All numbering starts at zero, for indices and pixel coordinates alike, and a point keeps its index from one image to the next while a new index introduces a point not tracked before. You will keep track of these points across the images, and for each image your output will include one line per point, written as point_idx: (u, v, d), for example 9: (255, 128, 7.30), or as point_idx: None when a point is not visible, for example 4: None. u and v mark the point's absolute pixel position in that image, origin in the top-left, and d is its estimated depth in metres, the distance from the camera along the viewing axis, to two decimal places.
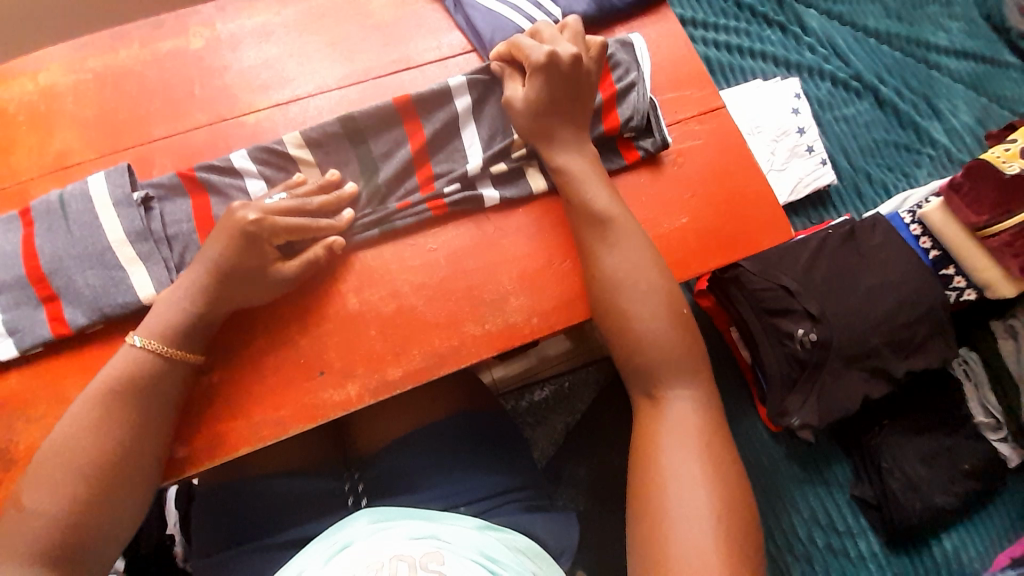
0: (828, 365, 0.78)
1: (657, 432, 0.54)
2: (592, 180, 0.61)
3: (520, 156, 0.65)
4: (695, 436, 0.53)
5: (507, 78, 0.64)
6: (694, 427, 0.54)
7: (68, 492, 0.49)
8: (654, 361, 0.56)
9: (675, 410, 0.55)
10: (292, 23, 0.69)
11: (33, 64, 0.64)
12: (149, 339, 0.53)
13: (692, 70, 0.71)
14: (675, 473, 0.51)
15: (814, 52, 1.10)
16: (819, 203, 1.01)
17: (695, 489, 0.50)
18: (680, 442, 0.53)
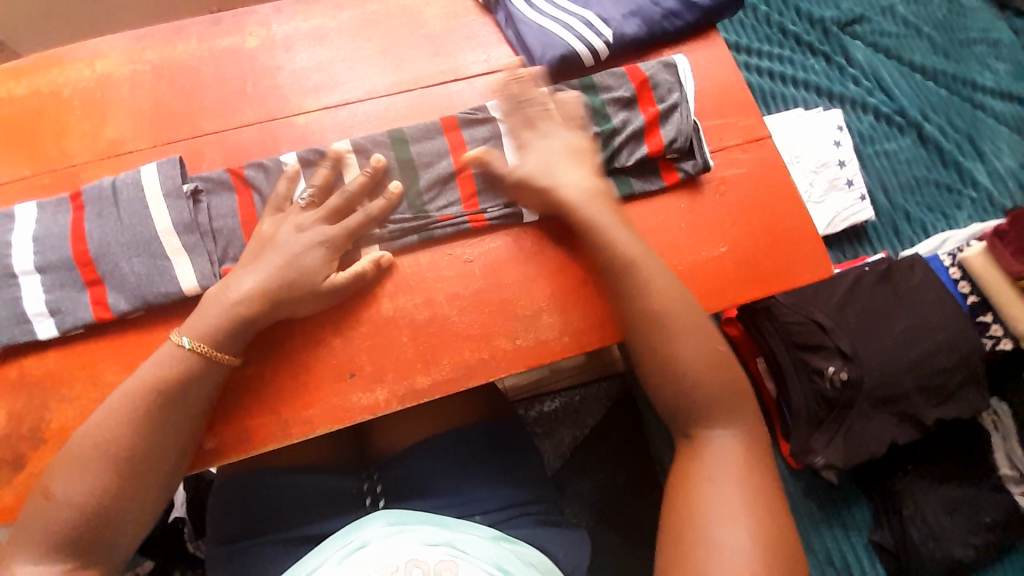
0: (857, 406, 0.77)
1: (701, 470, 0.51)
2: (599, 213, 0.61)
3: None
4: (741, 476, 0.51)
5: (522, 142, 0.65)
6: (738, 464, 0.51)
7: (102, 474, 0.50)
8: (697, 394, 0.55)
9: (721, 447, 0.53)
10: (345, 28, 0.70)
11: (93, 53, 0.66)
12: (197, 342, 0.54)
13: (738, 98, 0.71)
14: (713, 509, 0.49)
15: (857, 84, 1.08)
16: (855, 238, 1.00)
17: (737, 534, 0.47)
18: (722, 477, 0.50)
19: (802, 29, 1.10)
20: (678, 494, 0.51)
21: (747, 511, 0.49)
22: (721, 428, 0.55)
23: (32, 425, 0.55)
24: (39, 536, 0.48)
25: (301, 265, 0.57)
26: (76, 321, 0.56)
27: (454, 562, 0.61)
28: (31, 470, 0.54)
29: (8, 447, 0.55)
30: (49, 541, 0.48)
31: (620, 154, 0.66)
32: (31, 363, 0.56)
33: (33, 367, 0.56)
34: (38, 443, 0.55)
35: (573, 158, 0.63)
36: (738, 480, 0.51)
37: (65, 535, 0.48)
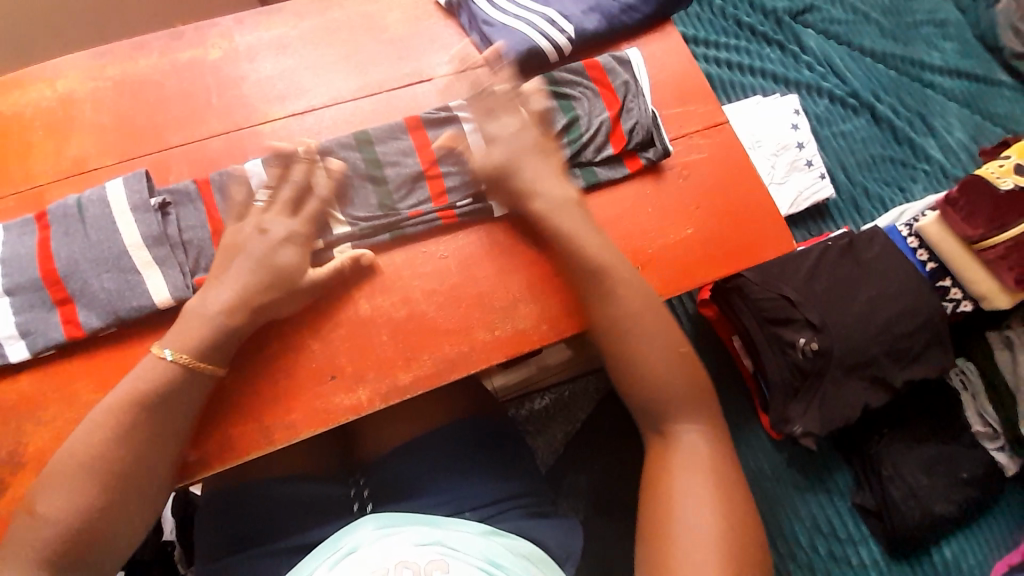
0: (828, 374, 0.80)
1: (669, 460, 0.55)
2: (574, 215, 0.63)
3: None
4: (707, 461, 0.54)
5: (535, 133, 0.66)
6: (704, 450, 0.55)
7: (81, 495, 0.49)
8: (668, 378, 0.57)
9: (686, 437, 0.56)
10: (308, 36, 0.71)
11: (52, 72, 0.66)
12: (181, 352, 0.54)
13: (696, 86, 0.74)
14: (681, 496, 0.52)
15: (812, 70, 1.13)
16: (819, 216, 1.03)
17: (704, 512, 0.51)
18: (688, 465, 0.54)
19: (755, 19, 1.14)
20: (650, 483, 0.55)
21: (712, 489, 0.53)
22: (697, 402, 0.58)
23: (7, 451, 0.54)
24: (20, 561, 0.47)
25: (279, 272, 0.57)
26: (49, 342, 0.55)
27: (445, 562, 0.62)
28: (10, 497, 0.53)
29: None
30: (32, 565, 0.47)
31: (586, 150, 0.68)
32: (2, 387, 0.55)
33: (5, 392, 0.55)
34: (14, 468, 0.54)
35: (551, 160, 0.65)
36: (705, 462, 0.54)
37: (49, 557, 0.48)
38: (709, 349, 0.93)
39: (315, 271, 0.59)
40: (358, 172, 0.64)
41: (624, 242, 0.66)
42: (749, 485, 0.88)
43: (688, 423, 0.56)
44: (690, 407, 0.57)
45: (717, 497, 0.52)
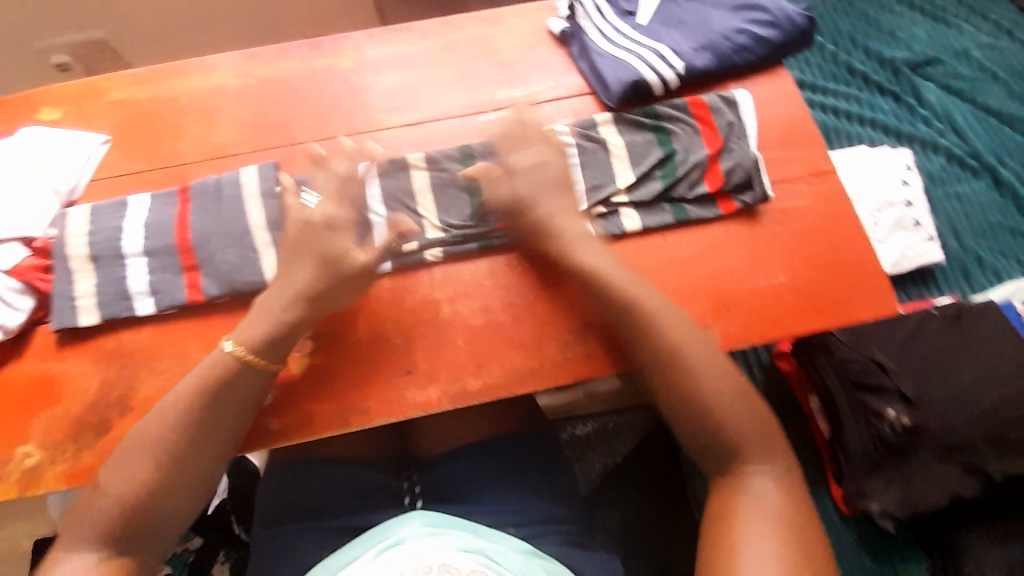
0: (917, 455, 0.74)
1: (741, 511, 0.52)
2: (598, 252, 0.63)
3: (601, 213, 0.67)
4: (783, 519, 0.51)
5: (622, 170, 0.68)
6: (780, 510, 0.52)
7: (160, 451, 0.55)
8: (734, 430, 0.56)
9: (763, 489, 0.53)
10: (428, 54, 0.76)
11: (208, 67, 0.75)
12: (238, 347, 0.57)
13: (803, 132, 0.72)
14: (750, 552, 0.49)
15: (928, 125, 1.06)
16: (921, 280, 0.96)
17: (775, 573, 0.47)
18: (761, 521, 0.51)
19: (870, 68, 1.10)
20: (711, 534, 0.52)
21: (786, 551, 0.49)
22: (769, 458, 0.55)
23: (122, 392, 0.61)
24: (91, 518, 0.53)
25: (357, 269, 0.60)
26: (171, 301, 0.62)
27: (485, 574, 0.61)
28: (117, 433, 0.60)
29: (96, 411, 0.60)
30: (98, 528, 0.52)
31: (680, 185, 0.68)
32: (128, 335, 0.63)
33: (130, 340, 0.62)
34: (124, 409, 0.60)
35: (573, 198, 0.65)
36: (779, 521, 0.51)
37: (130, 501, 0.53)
38: (781, 404, 0.88)
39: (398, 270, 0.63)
40: (455, 182, 0.68)
41: (708, 282, 0.65)
42: None
43: (758, 477, 0.54)
44: (767, 459, 0.55)
45: (793, 558, 0.48)
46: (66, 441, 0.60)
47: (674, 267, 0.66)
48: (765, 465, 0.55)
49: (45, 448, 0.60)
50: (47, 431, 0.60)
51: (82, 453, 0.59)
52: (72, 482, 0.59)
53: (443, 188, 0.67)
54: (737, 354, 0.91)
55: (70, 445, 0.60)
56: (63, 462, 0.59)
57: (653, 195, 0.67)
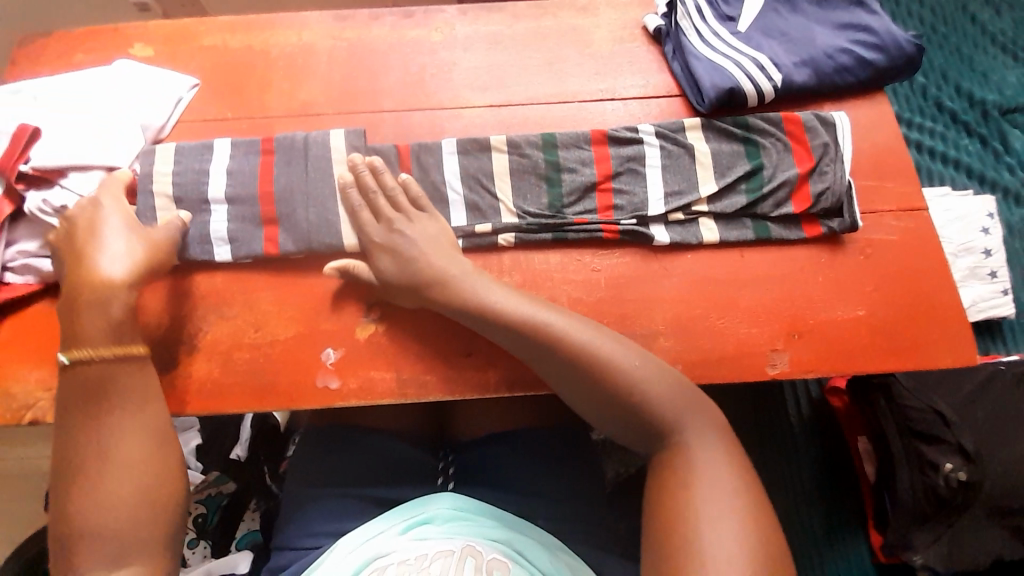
0: (969, 512, 0.71)
1: (685, 481, 0.50)
2: (491, 287, 0.58)
3: (678, 220, 0.66)
4: (732, 478, 0.49)
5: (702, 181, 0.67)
6: (729, 473, 0.50)
7: (104, 437, 0.52)
8: (687, 412, 0.53)
9: (705, 451, 0.51)
10: (519, 36, 0.75)
11: (299, 23, 0.75)
12: (74, 352, 0.54)
13: (899, 163, 0.69)
14: (705, 522, 0.47)
15: (1013, 173, 1.02)
16: (986, 332, 0.93)
17: (731, 538, 0.46)
18: (712, 489, 0.49)
19: (959, 106, 1.05)
20: (656, 506, 0.51)
21: (747, 520, 0.47)
22: None
23: (189, 332, 0.61)
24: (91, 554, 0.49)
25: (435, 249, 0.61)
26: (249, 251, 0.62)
27: (507, 563, 0.62)
28: (180, 372, 0.60)
29: (157, 349, 0.60)
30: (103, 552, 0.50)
31: (765, 202, 0.66)
32: (200, 277, 0.63)
33: (201, 282, 0.63)
34: (186, 351, 0.60)
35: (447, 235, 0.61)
36: (738, 488, 0.49)
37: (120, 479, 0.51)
38: (826, 441, 0.87)
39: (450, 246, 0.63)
40: (535, 171, 0.66)
41: (783, 305, 0.63)
42: None
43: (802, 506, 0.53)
44: (705, 423, 0.53)
45: None
46: None
47: (750, 285, 0.64)
48: (702, 429, 0.52)
49: None
50: None
51: None
52: None
53: (522, 174, 0.66)
54: (786, 383, 0.89)
55: None
56: None
57: (736, 209, 0.66)
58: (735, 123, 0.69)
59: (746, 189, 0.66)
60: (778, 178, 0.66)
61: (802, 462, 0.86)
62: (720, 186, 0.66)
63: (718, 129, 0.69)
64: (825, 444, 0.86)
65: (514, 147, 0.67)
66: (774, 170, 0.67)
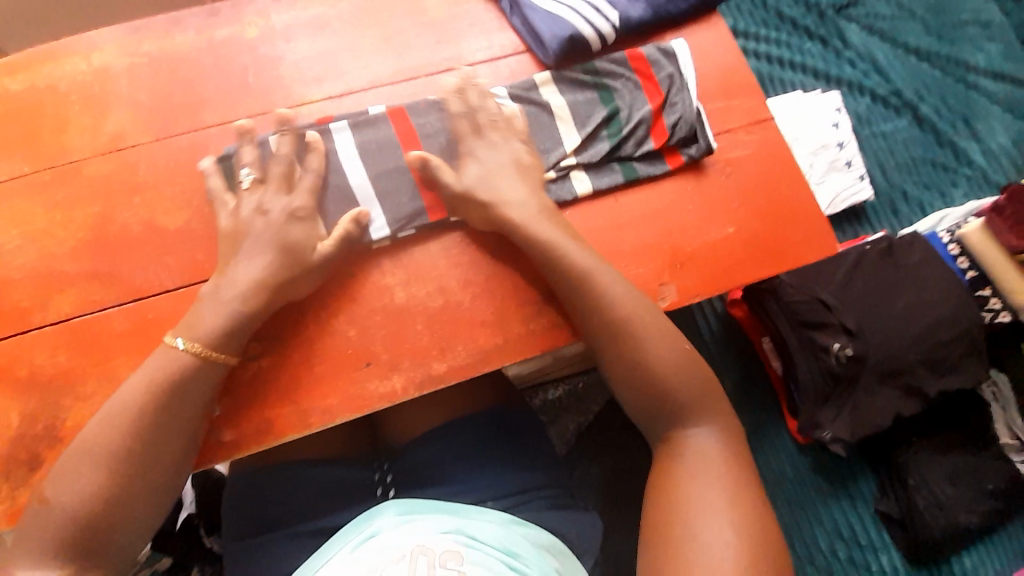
0: (862, 382, 0.79)
1: (682, 469, 0.53)
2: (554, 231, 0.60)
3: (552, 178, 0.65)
4: (722, 467, 0.52)
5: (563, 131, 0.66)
6: (720, 460, 0.53)
7: (99, 468, 0.50)
8: (685, 395, 0.56)
9: (702, 439, 0.54)
10: (346, 18, 0.69)
11: (87, 45, 0.65)
12: (193, 342, 0.53)
13: (743, 79, 0.72)
14: (694, 512, 0.50)
15: (853, 66, 1.09)
16: (855, 218, 1.01)
17: (717, 518, 0.49)
18: (695, 481, 0.52)
19: (797, 12, 1.11)
20: (656, 495, 0.53)
21: (721, 502, 0.50)
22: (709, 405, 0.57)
23: (46, 423, 0.55)
24: (40, 553, 0.48)
25: (292, 248, 0.57)
26: (252, 176, 0.59)
27: (461, 552, 0.59)
28: (47, 469, 0.55)
29: (22, 446, 0.55)
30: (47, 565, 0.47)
31: (627, 144, 0.66)
32: (41, 361, 0.57)
33: (45, 366, 0.57)
34: (54, 440, 0.55)
35: (519, 173, 0.62)
36: (722, 467, 0.52)
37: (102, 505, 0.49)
38: (739, 350, 0.93)
39: (282, 236, 0.57)
40: (392, 144, 0.62)
41: (662, 239, 0.65)
42: (770, 491, 0.87)
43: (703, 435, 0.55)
44: (702, 413, 0.56)
45: (744, 514, 0.50)
46: None
47: (628, 228, 0.65)
48: (699, 419, 0.55)
49: None
50: None
51: (16, 494, 0.54)
52: (5, 523, 0.53)
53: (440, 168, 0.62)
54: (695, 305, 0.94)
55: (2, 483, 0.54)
56: None
57: (601, 156, 0.66)
58: (581, 71, 0.69)
59: (608, 133, 0.67)
60: (636, 114, 0.67)
61: (725, 377, 0.91)
62: (578, 135, 0.66)
63: (570, 79, 0.68)
64: (738, 354, 0.93)
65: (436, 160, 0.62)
66: (630, 110, 0.67)
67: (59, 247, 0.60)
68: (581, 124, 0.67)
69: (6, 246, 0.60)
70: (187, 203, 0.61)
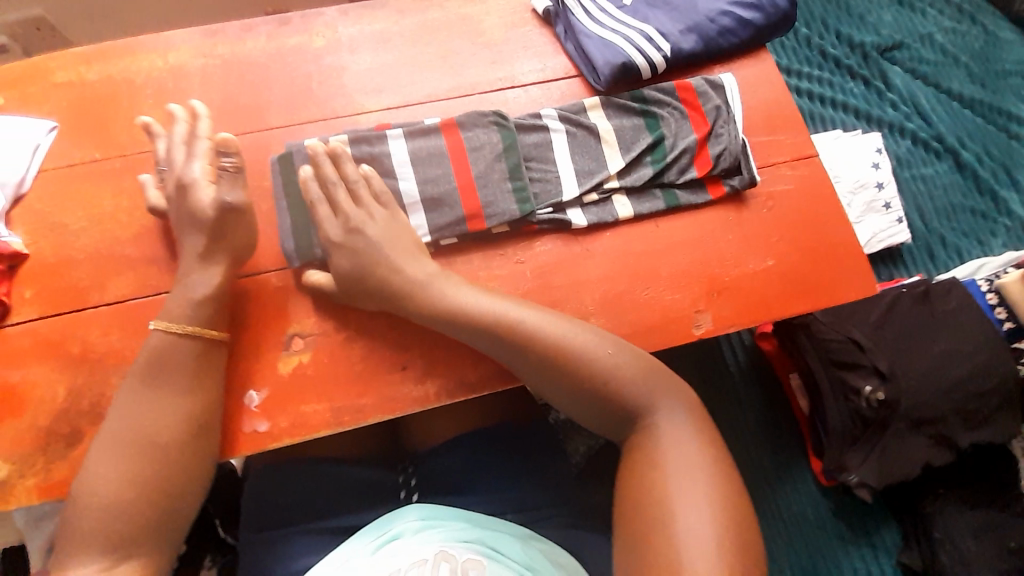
0: (892, 427, 0.78)
1: (661, 465, 0.51)
2: (456, 284, 0.58)
3: (593, 201, 0.66)
4: (707, 464, 0.51)
5: (608, 154, 0.68)
6: (704, 460, 0.51)
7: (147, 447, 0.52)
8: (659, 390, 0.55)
9: (677, 430, 0.52)
10: (407, 33, 0.72)
11: (162, 44, 0.69)
12: (163, 321, 0.55)
13: (788, 116, 0.73)
14: (681, 514, 0.47)
15: (895, 108, 1.10)
16: (890, 260, 1.00)
17: (701, 524, 0.47)
18: (679, 478, 0.49)
19: (841, 52, 1.12)
20: (629, 497, 0.51)
21: (707, 502, 0.48)
22: None
23: (93, 399, 0.58)
24: (84, 527, 0.50)
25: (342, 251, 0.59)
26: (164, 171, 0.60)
27: (482, 561, 0.59)
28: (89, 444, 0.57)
29: (67, 420, 0.57)
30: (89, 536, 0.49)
31: (670, 171, 0.67)
32: (95, 340, 0.59)
33: (97, 344, 0.59)
34: (96, 417, 0.57)
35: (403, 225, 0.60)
36: (708, 466, 0.50)
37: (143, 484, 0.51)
38: (764, 384, 0.92)
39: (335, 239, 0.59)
40: (444, 156, 0.64)
41: (701, 267, 0.66)
42: (791, 531, 0.86)
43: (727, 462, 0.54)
44: None
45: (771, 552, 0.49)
46: (36, 452, 0.56)
47: (667, 254, 0.66)
48: None
49: (10, 461, 0.56)
50: (9, 446, 0.56)
51: (53, 466, 0.56)
52: (48, 494, 0.55)
53: (483, 184, 0.64)
54: (722, 336, 0.94)
55: (45, 455, 0.56)
56: (36, 473, 0.56)
57: (644, 181, 0.67)
58: (630, 99, 0.70)
59: (653, 159, 0.68)
60: (682, 143, 0.68)
61: (747, 409, 0.91)
62: (623, 159, 0.67)
63: (617, 106, 0.70)
64: (763, 388, 0.92)
65: (484, 176, 0.64)
66: (676, 140, 0.69)
67: (119, 231, 0.63)
68: (627, 150, 0.68)
69: (69, 227, 0.63)
70: None
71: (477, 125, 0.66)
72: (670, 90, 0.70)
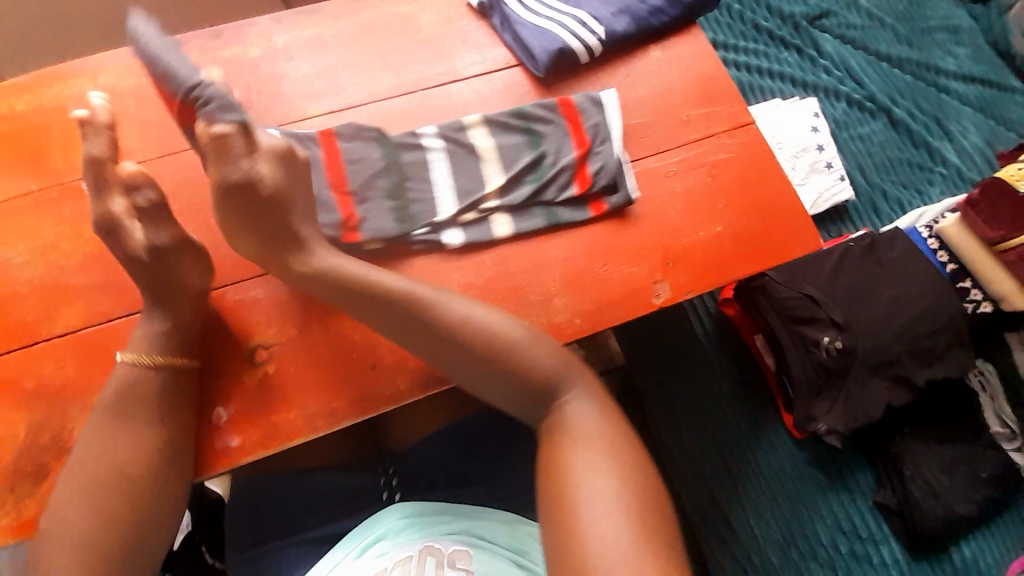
0: (853, 373, 0.81)
1: (563, 440, 0.51)
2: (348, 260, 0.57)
3: (472, 219, 0.65)
4: (606, 434, 0.51)
5: (485, 169, 0.67)
6: (610, 436, 0.51)
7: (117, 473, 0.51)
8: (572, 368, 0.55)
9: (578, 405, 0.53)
10: (344, 36, 0.72)
11: (92, 66, 0.67)
12: (129, 351, 0.56)
13: (724, 86, 0.75)
14: (586, 486, 0.47)
15: (829, 73, 1.14)
16: (838, 218, 1.04)
17: (608, 489, 0.47)
18: (588, 450, 0.50)
19: (773, 24, 1.16)
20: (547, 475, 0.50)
21: (614, 472, 0.48)
22: None
23: (54, 434, 0.56)
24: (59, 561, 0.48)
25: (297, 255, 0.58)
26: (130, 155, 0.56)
27: (470, 552, 0.59)
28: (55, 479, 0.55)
29: (29, 458, 0.55)
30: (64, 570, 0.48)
31: (548, 189, 0.67)
32: (51, 372, 0.57)
33: (54, 377, 0.57)
34: (61, 450, 0.56)
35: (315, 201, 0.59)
36: (603, 436, 0.51)
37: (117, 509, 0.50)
38: (732, 348, 0.95)
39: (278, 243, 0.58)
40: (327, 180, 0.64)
41: (655, 238, 0.67)
42: (770, 487, 0.89)
43: None
44: None
45: None
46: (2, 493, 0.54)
47: (621, 229, 0.67)
48: None
49: None
50: None
51: (21, 505, 0.54)
52: (16, 535, 0.53)
53: (363, 197, 0.64)
54: (688, 307, 0.97)
55: (9, 495, 0.54)
56: (3, 515, 0.54)
57: (522, 201, 0.66)
58: (505, 117, 0.70)
59: (529, 176, 0.68)
60: (562, 159, 0.68)
61: (719, 374, 0.94)
62: (499, 177, 0.67)
63: (495, 122, 0.70)
64: (732, 352, 0.95)
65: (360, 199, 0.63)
66: (555, 156, 0.69)
67: (66, 260, 0.61)
68: (505, 167, 0.68)
69: (12, 260, 0.61)
70: (194, 215, 0.63)
71: (356, 144, 0.66)
72: (550, 105, 0.71)
